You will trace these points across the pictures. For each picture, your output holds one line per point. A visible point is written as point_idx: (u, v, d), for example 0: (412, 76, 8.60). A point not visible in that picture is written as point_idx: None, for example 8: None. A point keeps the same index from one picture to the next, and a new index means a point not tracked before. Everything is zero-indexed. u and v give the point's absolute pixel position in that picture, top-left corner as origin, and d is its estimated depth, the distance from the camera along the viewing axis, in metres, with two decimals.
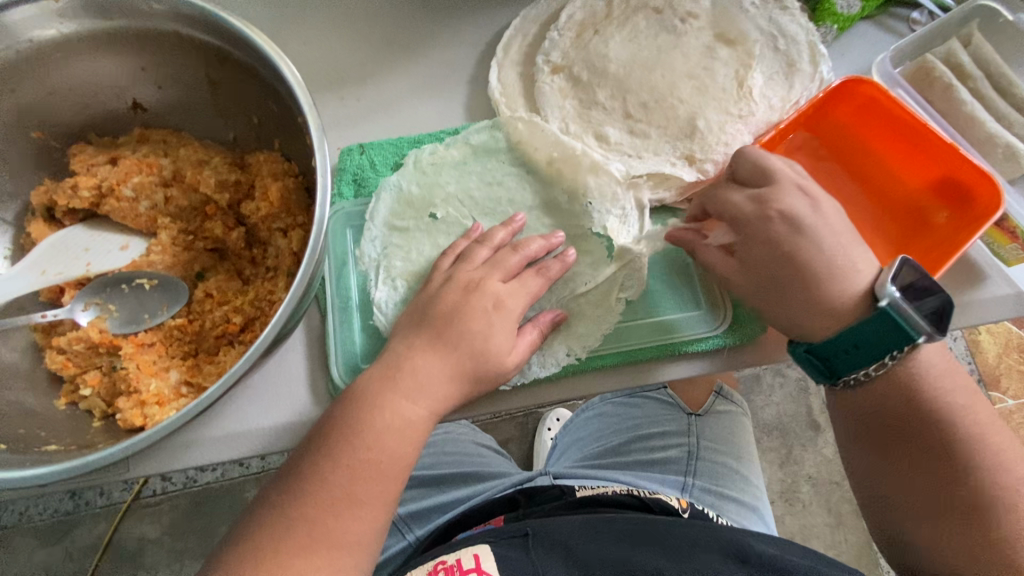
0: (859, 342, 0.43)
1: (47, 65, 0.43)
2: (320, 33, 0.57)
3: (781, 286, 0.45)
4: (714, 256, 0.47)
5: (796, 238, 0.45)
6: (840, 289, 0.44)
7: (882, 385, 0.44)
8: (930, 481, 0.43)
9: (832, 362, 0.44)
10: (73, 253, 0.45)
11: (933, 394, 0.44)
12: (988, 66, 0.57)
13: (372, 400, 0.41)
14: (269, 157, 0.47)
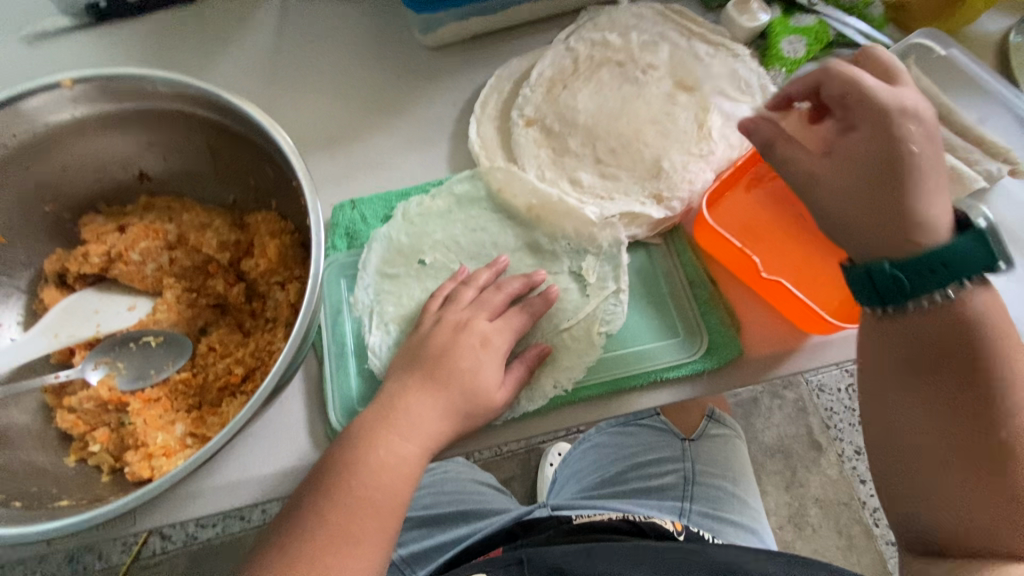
0: (947, 262, 0.40)
1: (61, 144, 0.47)
2: (313, 100, 0.62)
3: (877, 192, 0.40)
4: (799, 149, 0.43)
5: (908, 147, 0.40)
6: (931, 220, 0.40)
7: (931, 317, 0.41)
8: (958, 422, 0.41)
9: (905, 283, 0.40)
10: (84, 315, 0.48)
11: (983, 332, 0.41)
12: (929, 97, 0.61)
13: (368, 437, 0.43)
14: (266, 217, 0.50)
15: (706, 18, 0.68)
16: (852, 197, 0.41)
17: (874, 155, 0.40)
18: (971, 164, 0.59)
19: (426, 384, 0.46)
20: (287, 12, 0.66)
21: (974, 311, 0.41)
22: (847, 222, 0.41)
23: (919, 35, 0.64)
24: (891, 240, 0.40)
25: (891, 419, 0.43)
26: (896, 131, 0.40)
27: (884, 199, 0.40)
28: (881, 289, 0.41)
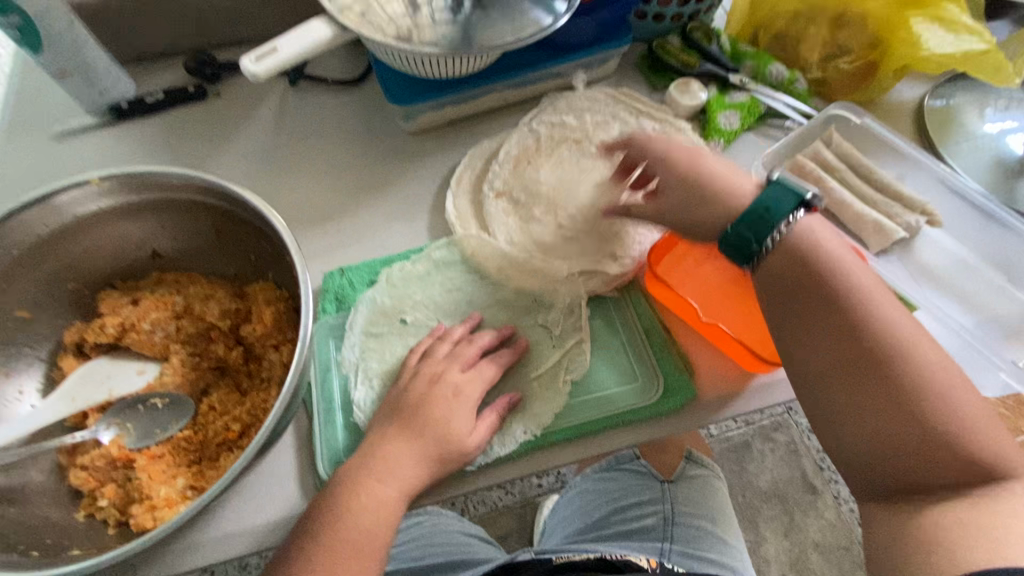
0: (769, 208, 0.51)
1: (86, 231, 0.54)
2: (309, 181, 0.71)
3: (691, 193, 0.55)
4: (643, 202, 0.58)
5: (697, 170, 0.56)
6: (729, 180, 0.55)
7: (782, 254, 0.51)
8: (844, 335, 0.46)
9: (746, 229, 0.51)
10: (98, 381, 0.53)
11: (827, 258, 0.50)
12: (850, 160, 0.70)
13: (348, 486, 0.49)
14: (264, 286, 0.57)
15: (653, 98, 0.78)
16: (679, 205, 0.55)
17: (681, 184, 0.55)
18: (892, 217, 0.67)
19: (401, 434, 0.52)
20: (287, 106, 0.76)
21: (809, 241, 0.50)
22: (694, 227, 0.54)
23: (837, 107, 0.73)
24: (707, 203, 0.54)
25: (796, 354, 0.49)
26: (679, 166, 0.56)
27: (692, 183, 0.55)
28: (739, 241, 0.52)
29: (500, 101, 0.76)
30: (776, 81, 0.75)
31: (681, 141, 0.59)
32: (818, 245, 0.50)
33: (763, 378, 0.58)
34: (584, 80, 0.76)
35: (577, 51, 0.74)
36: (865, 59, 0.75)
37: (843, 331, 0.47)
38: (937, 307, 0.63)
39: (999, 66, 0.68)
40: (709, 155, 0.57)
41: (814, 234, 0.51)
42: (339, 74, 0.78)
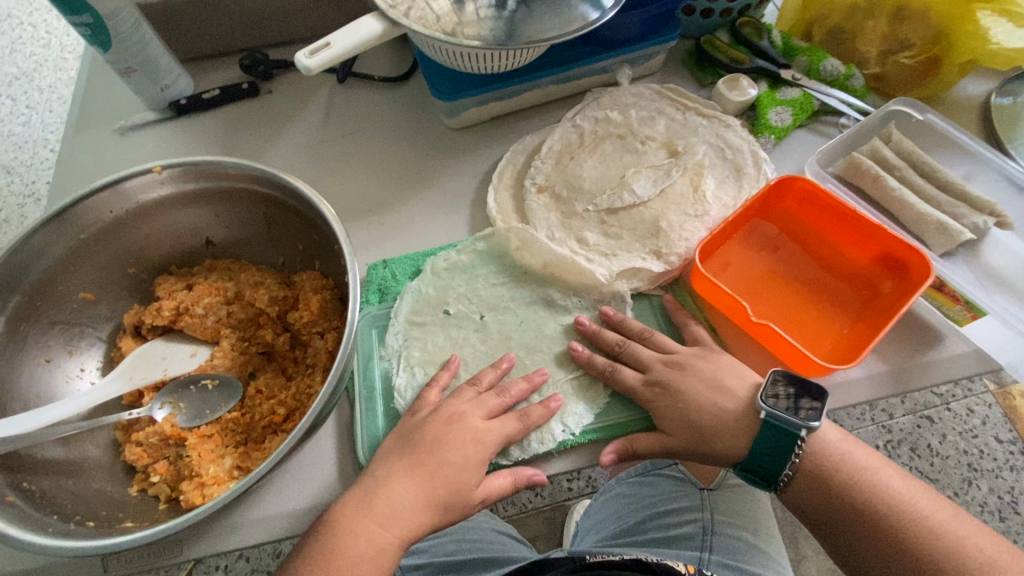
0: (773, 451, 0.50)
1: (147, 218, 0.56)
2: (353, 175, 0.72)
3: (691, 438, 0.52)
4: (645, 437, 0.53)
5: (677, 398, 0.53)
6: (722, 414, 0.52)
7: (806, 481, 0.50)
8: (893, 546, 0.46)
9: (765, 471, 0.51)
10: (154, 361, 0.55)
11: (845, 463, 0.50)
12: (910, 158, 0.67)
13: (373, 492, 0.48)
14: (311, 275, 0.58)
15: (700, 93, 0.76)
16: (678, 440, 0.52)
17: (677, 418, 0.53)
18: (958, 218, 0.63)
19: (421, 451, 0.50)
20: (334, 102, 0.78)
21: (830, 460, 0.50)
22: (721, 452, 0.52)
23: (898, 104, 0.70)
24: (710, 441, 0.52)
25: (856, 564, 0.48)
26: (673, 403, 0.53)
27: (690, 415, 0.52)
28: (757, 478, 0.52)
29: (543, 97, 0.75)
30: (830, 75, 0.73)
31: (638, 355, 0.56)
32: (837, 457, 0.50)
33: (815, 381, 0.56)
34: (628, 76, 0.75)
35: (622, 46, 0.73)
36: (927, 54, 0.72)
37: (893, 543, 0.46)
38: (1011, 312, 0.59)
39: None
40: (684, 376, 0.54)
41: (827, 444, 0.51)
42: (384, 71, 0.80)
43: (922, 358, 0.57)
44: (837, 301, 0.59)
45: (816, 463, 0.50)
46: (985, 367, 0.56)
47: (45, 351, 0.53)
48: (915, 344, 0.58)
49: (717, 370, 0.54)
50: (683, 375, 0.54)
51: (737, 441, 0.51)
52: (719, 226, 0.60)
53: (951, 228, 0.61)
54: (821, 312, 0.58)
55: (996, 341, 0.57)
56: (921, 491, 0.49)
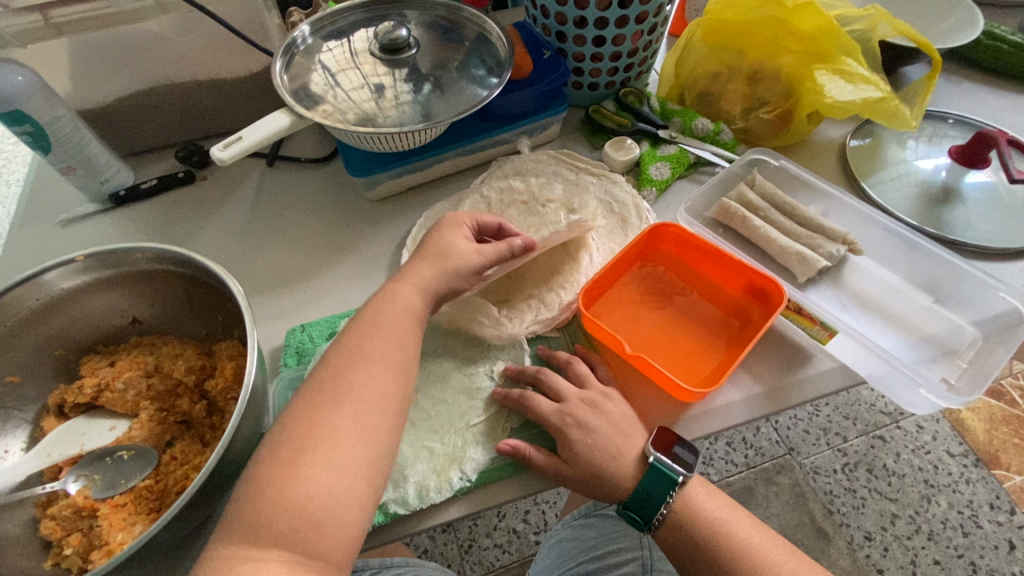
0: (651, 492, 0.55)
1: (70, 303, 0.60)
2: (280, 248, 0.78)
3: (589, 469, 0.55)
4: (542, 458, 0.56)
5: (584, 436, 0.56)
6: (621, 460, 0.56)
7: (671, 529, 0.56)
8: None
9: (638, 511, 0.56)
10: (74, 438, 0.58)
11: (705, 515, 0.55)
12: (772, 198, 0.75)
13: (376, 329, 0.54)
14: (230, 343, 0.63)
15: (593, 155, 0.85)
16: (575, 470, 0.55)
17: (576, 450, 0.56)
18: (817, 248, 0.71)
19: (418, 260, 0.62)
20: (265, 184, 0.85)
21: (693, 514, 0.55)
22: (604, 486, 0.55)
23: (758, 153, 0.81)
24: (605, 479, 0.55)
25: None
26: (582, 444, 0.56)
27: (593, 454, 0.55)
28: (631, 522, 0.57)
29: (454, 167, 0.84)
30: (702, 132, 0.83)
31: (561, 384, 0.60)
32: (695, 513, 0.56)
33: (698, 406, 0.61)
34: (527, 145, 0.84)
35: (516, 120, 0.82)
36: (781, 108, 0.83)
37: None
38: (869, 329, 0.66)
39: (895, 112, 0.76)
40: (599, 411, 0.58)
41: (691, 497, 0.56)
42: (310, 154, 0.88)
43: (793, 377, 0.63)
44: (714, 329, 0.65)
45: (682, 512, 0.55)
46: (850, 380, 0.62)
47: None
48: (786, 364, 0.64)
49: (621, 412, 0.59)
50: (596, 415, 0.58)
51: (628, 474, 0.56)
52: (601, 271, 0.67)
53: (808, 257, 0.68)
54: (698, 340, 0.64)
55: (858, 356, 0.63)
56: (769, 540, 0.55)
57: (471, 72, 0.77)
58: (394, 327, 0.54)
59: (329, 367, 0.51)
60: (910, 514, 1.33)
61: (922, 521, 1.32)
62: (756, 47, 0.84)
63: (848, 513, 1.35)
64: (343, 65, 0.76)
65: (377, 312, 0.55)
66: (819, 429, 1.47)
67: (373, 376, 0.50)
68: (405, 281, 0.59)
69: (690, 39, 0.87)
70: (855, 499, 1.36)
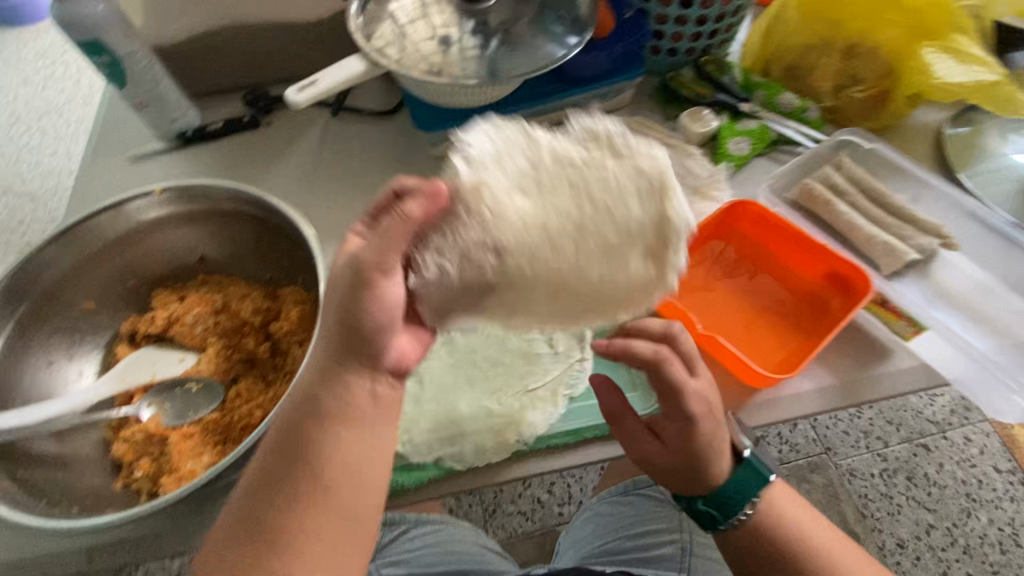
0: (737, 489, 0.55)
1: (146, 236, 0.62)
2: (341, 199, 0.78)
3: (688, 460, 0.53)
4: (640, 434, 0.54)
5: (700, 432, 0.52)
6: (721, 463, 0.54)
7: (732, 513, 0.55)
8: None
9: (722, 505, 0.54)
10: (146, 366, 0.59)
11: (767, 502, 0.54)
12: (862, 183, 0.70)
13: (316, 455, 0.46)
14: (294, 289, 0.63)
15: (667, 125, 0.81)
16: (670, 455, 0.54)
17: (684, 439, 0.53)
18: (905, 239, 0.66)
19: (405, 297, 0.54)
20: (327, 133, 0.84)
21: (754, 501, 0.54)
22: (692, 477, 0.54)
23: (848, 134, 0.75)
24: (699, 476, 0.54)
25: None
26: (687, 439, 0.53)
27: (702, 451, 0.53)
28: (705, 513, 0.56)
29: None
30: (787, 108, 0.78)
31: (688, 353, 0.53)
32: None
33: (766, 393, 0.59)
34: (598, 109, 0.81)
35: (591, 81, 0.78)
36: (877, 87, 0.77)
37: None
38: (956, 329, 0.62)
39: (1011, 97, 0.69)
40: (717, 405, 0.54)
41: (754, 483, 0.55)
42: (374, 105, 0.86)
43: (871, 372, 0.59)
44: (788, 316, 0.63)
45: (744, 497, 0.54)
46: (931, 381, 0.59)
47: (47, 355, 0.58)
48: (864, 358, 0.60)
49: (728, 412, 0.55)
50: (715, 408, 0.53)
51: (724, 472, 0.54)
52: None
53: (896, 248, 0.65)
54: (771, 326, 0.62)
55: (941, 357, 0.60)
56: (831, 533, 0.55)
57: (549, 28, 0.73)
58: (338, 470, 0.46)
59: (263, 483, 0.47)
60: (946, 526, 1.29)
61: (958, 534, 1.28)
62: (856, 20, 0.78)
63: (881, 518, 1.30)
64: (412, 15, 0.72)
65: (315, 429, 0.47)
66: (859, 432, 1.41)
67: (316, 518, 0.45)
68: (339, 382, 0.47)
69: (784, 7, 0.80)
70: (890, 506, 1.32)
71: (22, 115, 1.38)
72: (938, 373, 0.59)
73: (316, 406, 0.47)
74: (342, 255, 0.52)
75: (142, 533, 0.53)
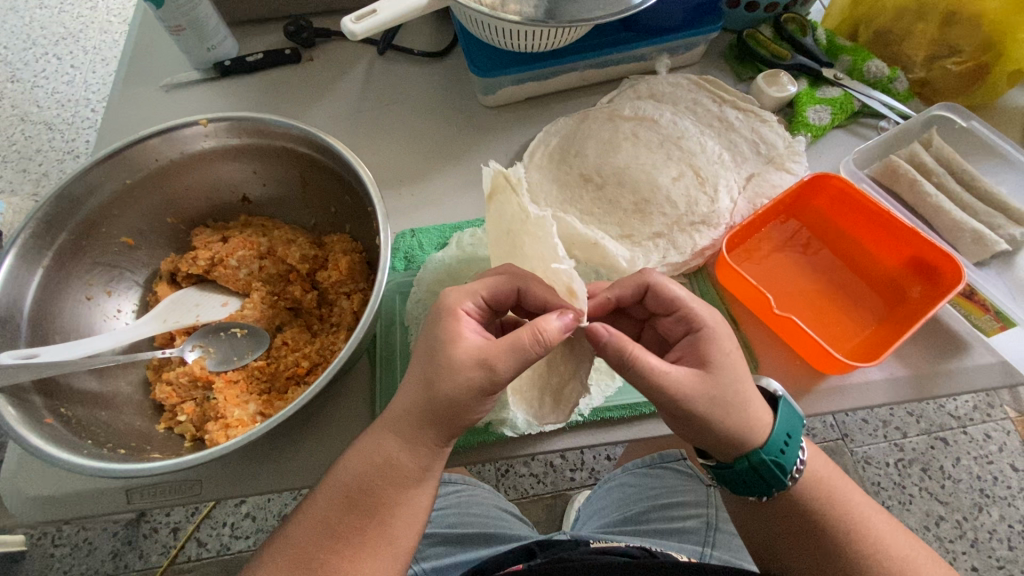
0: (788, 436, 0.47)
1: (190, 168, 0.58)
2: (386, 146, 0.73)
3: (726, 385, 0.44)
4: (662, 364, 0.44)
5: (724, 352, 0.46)
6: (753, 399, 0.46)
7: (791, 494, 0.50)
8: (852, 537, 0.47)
9: (780, 457, 0.46)
10: (187, 308, 0.57)
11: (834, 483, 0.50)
12: (950, 164, 0.67)
13: (382, 506, 0.43)
14: (341, 238, 0.60)
15: (738, 88, 0.75)
16: (704, 385, 0.44)
17: (711, 360, 0.45)
18: (995, 228, 0.62)
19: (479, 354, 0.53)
20: (372, 74, 0.79)
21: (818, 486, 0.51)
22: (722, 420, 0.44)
23: (940, 109, 0.70)
24: (728, 416, 0.44)
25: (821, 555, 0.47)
26: (718, 358, 0.46)
27: (730, 377, 0.45)
28: (760, 481, 0.47)
29: (579, 81, 0.76)
30: (873, 77, 0.72)
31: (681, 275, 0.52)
32: (828, 489, 0.49)
33: (834, 381, 0.56)
34: (666, 65, 0.75)
35: (663, 34, 0.72)
36: (975, 60, 0.71)
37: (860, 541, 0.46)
38: None
39: None
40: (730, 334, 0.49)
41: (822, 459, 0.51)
42: (423, 46, 0.80)
43: (946, 366, 0.56)
44: (861, 301, 0.60)
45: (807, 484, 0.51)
46: (1009, 380, 0.56)
47: (86, 289, 0.55)
48: (940, 352, 0.57)
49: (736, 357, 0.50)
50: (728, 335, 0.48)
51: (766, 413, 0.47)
52: (749, 219, 0.62)
53: (986, 237, 0.61)
54: (842, 310, 0.60)
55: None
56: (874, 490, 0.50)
57: None
58: (390, 520, 0.43)
59: (318, 525, 0.43)
60: (957, 519, 1.06)
61: (967, 528, 1.05)
62: None
63: (890, 507, 1.08)
64: None
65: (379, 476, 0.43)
66: (877, 420, 1.15)
67: (373, 565, 0.41)
68: (393, 420, 0.44)
69: None
70: (902, 496, 1.09)
71: (38, 39, 1.31)
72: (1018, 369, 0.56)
73: (370, 454, 0.43)
74: (460, 334, 0.43)
75: (190, 476, 0.52)
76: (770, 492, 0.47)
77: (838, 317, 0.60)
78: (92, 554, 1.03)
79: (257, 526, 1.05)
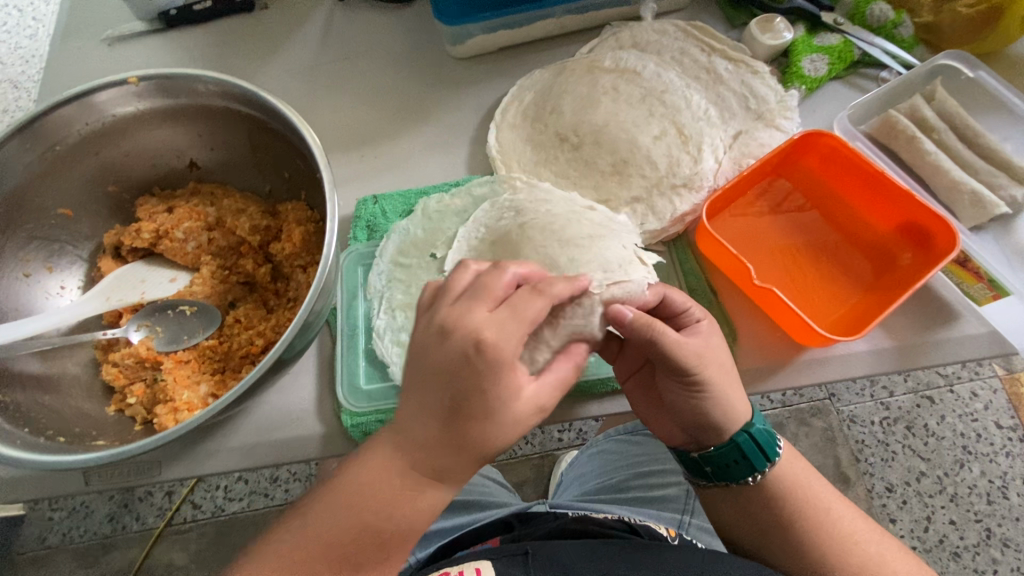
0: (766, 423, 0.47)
1: (126, 133, 0.54)
2: (347, 103, 0.68)
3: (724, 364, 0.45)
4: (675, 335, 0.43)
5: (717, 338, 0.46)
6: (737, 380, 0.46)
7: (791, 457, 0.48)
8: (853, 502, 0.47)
9: (764, 439, 0.46)
10: (133, 284, 0.54)
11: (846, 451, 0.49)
12: (951, 119, 0.63)
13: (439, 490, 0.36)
14: (297, 206, 0.56)
15: (729, 35, 0.69)
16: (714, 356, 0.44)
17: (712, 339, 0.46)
18: (994, 188, 0.59)
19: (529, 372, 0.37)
20: (332, 23, 0.72)
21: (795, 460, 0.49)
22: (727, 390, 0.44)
23: (946, 58, 0.64)
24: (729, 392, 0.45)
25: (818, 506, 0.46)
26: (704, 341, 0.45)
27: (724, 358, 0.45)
28: (737, 461, 0.46)
29: (557, 28, 0.69)
30: (876, 23, 0.65)
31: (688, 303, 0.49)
32: (796, 471, 0.47)
33: (815, 353, 0.54)
34: (652, 10, 0.68)
35: None
36: None
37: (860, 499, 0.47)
38: None
39: None
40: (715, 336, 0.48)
41: None
42: None
43: (934, 336, 0.54)
44: (850, 268, 0.57)
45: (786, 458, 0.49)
46: (1001, 348, 0.53)
47: (23, 265, 0.52)
48: (930, 321, 0.54)
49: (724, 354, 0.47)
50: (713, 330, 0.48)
51: (744, 400, 0.46)
52: (734, 181, 0.58)
53: (986, 199, 0.57)
54: (831, 276, 0.57)
55: (1014, 324, 0.54)
56: None
57: None
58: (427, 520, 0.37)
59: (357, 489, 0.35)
60: (938, 475, 1.07)
61: (948, 483, 1.06)
62: None
63: (872, 464, 1.08)
64: None
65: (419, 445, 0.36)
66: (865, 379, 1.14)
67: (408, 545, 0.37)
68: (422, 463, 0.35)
69: None
70: (885, 453, 1.09)
71: None
72: (1012, 338, 0.54)
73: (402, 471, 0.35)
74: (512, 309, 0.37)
75: (147, 458, 0.51)
76: (746, 477, 0.46)
77: (825, 285, 0.57)
78: (89, 517, 1.04)
79: (271, 504, 1.04)
